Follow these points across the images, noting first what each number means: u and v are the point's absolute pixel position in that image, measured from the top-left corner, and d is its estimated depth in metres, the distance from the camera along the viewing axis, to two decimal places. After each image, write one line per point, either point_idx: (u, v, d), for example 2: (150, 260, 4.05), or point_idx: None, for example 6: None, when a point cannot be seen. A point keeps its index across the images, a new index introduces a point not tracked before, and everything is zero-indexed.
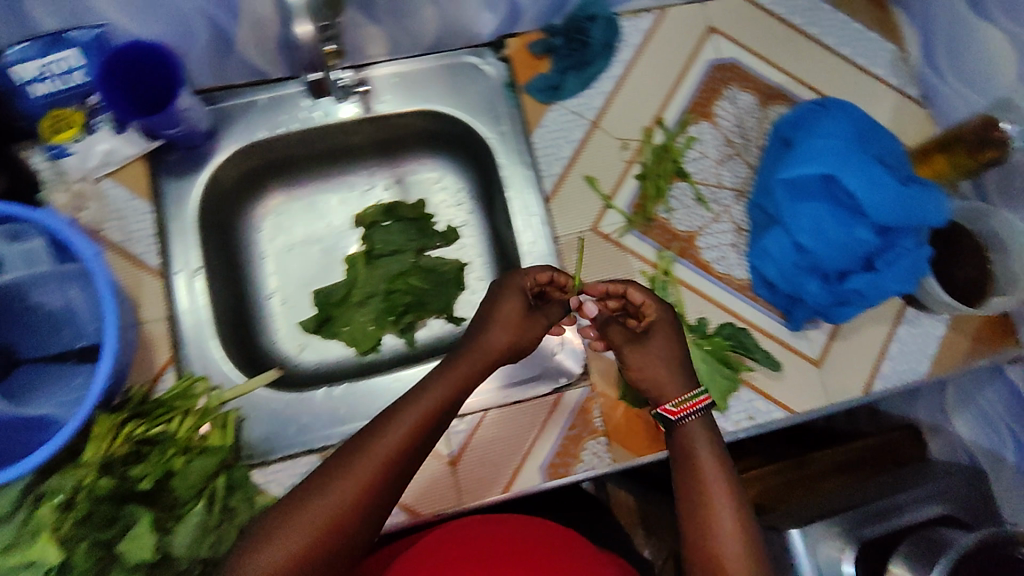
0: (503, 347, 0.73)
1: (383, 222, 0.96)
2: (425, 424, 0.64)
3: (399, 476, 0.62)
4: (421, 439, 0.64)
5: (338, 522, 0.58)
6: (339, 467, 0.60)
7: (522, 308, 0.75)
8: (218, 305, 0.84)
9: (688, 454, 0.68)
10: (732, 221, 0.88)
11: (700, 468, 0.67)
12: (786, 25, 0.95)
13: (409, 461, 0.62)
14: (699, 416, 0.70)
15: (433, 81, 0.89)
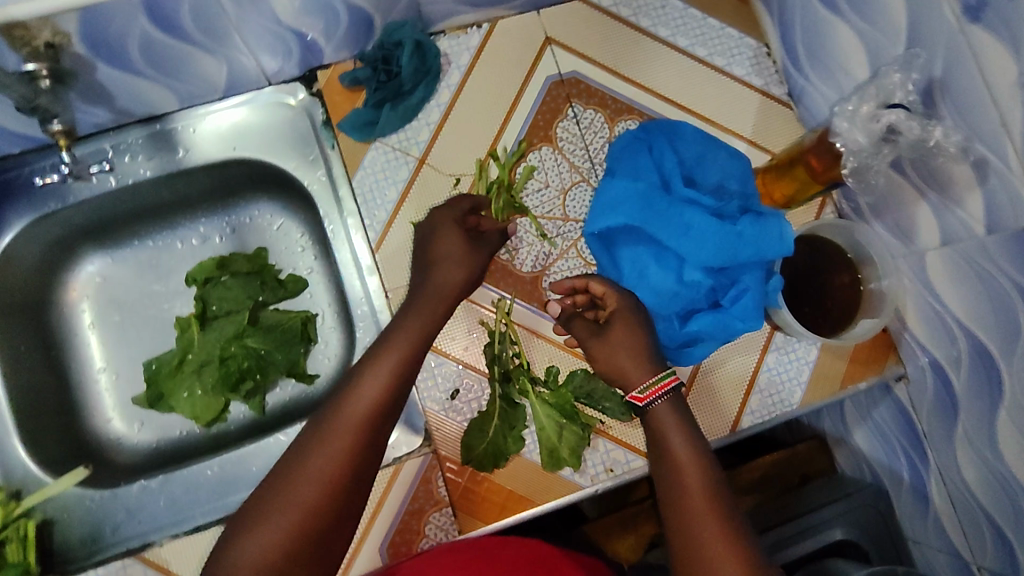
0: (457, 285, 0.71)
1: (219, 278, 0.88)
2: (403, 370, 0.63)
3: (385, 422, 0.60)
4: (399, 386, 0.62)
5: (336, 486, 0.55)
6: (321, 426, 0.58)
7: (463, 241, 0.73)
8: (27, 397, 0.78)
9: (659, 443, 0.63)
10: (580, 256, 0.81)
11: (676, 459, 0.61)
12: (632, 28, 0.86)
13: (396, 407, 0.61)
14: (667, 400, 0.64)
15: (243, 127, 0.82)
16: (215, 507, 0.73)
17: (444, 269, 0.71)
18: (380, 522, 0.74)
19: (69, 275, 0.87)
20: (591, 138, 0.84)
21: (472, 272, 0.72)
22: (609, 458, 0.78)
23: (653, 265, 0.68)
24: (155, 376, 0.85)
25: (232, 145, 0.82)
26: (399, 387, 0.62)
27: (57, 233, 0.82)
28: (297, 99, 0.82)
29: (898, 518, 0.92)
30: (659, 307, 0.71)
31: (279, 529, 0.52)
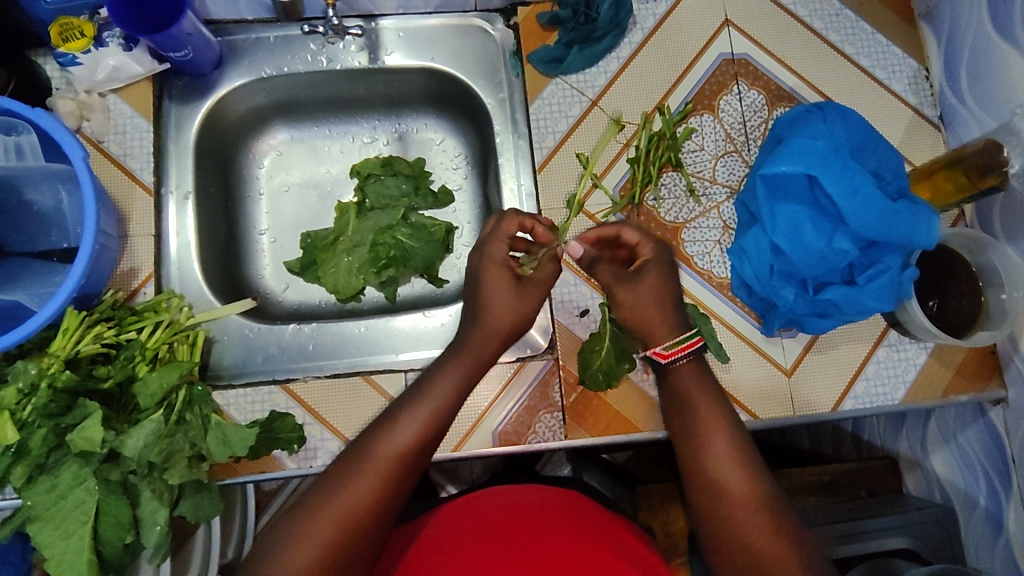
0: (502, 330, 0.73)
1: (379, 175, 0.97)
2: (437, 419, 0.65)
3: (427, 449, 0.64)
4: (432, 434, 0.64)
5: (358, 522, 0.59)
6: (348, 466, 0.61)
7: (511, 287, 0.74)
8: (207, 234, 0.87)
9: (683, 397, 0.68)
10: (720, 218, 0.86)
11: (693, 399, 0.67)
12: (804, 28, 0.93)
13: (422, 457, 0.63)
14: (692, 359, 0.70)
15: (440, 40, 0.91)
16: (357, 361, 0.82)
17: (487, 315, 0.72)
18: (496, 409, 0.81)
19: (256, 141, 0.97)
20: (750, 116, 0.90)
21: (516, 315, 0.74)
22: None
23: (809, 226, 0.73)
24: (311, 246, 0.94)
25: (430, 56, 0.91)
26: (433, 431, 0.65)
27: (261, 99, 0.93)
28: (495, 28, 0.91)
29: (964, 542, 0.96)
30: (802, 268, 0.75)
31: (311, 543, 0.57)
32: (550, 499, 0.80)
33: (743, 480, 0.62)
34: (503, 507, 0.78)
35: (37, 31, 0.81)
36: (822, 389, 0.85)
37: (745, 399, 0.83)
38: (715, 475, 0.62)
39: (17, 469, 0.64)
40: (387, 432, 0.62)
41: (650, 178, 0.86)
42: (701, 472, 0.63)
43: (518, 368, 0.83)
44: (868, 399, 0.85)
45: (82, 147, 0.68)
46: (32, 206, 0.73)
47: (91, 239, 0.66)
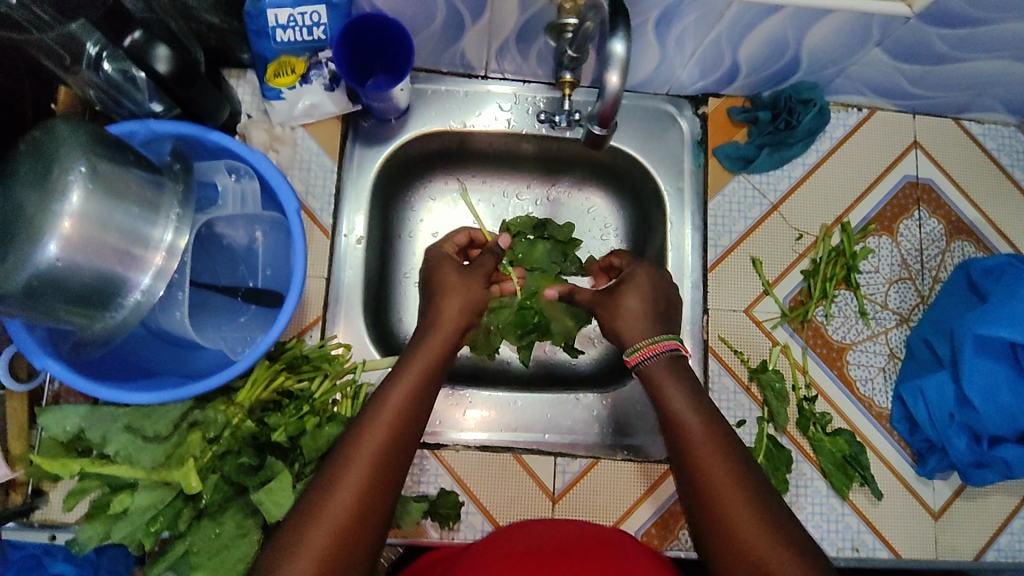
0: (458, 309, 0.74)
1: (529, 235, 0.93)
2: (429, 375, 0.66)
3: (421, 412, 0.64)
4: (417, 405, 0.64)
5: (375, 481, 0.57)
6: (355, 429, 0.60)
7: (457, 268, 0.79)
8: (369, 277, 0.86)
9: (664, 404, 0.65)
10: (888, 345, 0.85)
11: (669, 406, 0.65)
12: (991, 161, 0.92)
13: (421, 415, 0.63)
14: (662, 358, 0.68)
15: (627, 119, 0.90)
16: None
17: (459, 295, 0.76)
18: (642, 507, 0.79)
19: (417, 185, 0.96)
20: (926, 243, 0.88)
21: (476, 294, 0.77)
22: (859, 538, 0.81)
23: (1004, 387, 0.72)
24: None
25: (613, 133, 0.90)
26: (419, 403, 0.65)
27: (434, 148, 0.91)
28: (682, 115, 0.90)
29: None
30: (987, 424, 0.74)
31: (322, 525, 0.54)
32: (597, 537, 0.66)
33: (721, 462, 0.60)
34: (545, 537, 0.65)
35: (244, 57, 0.80)
36: (966, 538, 0.83)
37: (891, 536, 0.81)
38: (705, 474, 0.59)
39: (184, 513, 0.64)
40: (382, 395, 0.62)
41: (825, 294, 0.84)
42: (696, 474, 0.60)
43: (668, 470, 0.81)
44: (1012, 556, 0.83)
45: (295, 198, 0.67)
46: (223, 240, 0.72)
47: (297, 298, 0.65)
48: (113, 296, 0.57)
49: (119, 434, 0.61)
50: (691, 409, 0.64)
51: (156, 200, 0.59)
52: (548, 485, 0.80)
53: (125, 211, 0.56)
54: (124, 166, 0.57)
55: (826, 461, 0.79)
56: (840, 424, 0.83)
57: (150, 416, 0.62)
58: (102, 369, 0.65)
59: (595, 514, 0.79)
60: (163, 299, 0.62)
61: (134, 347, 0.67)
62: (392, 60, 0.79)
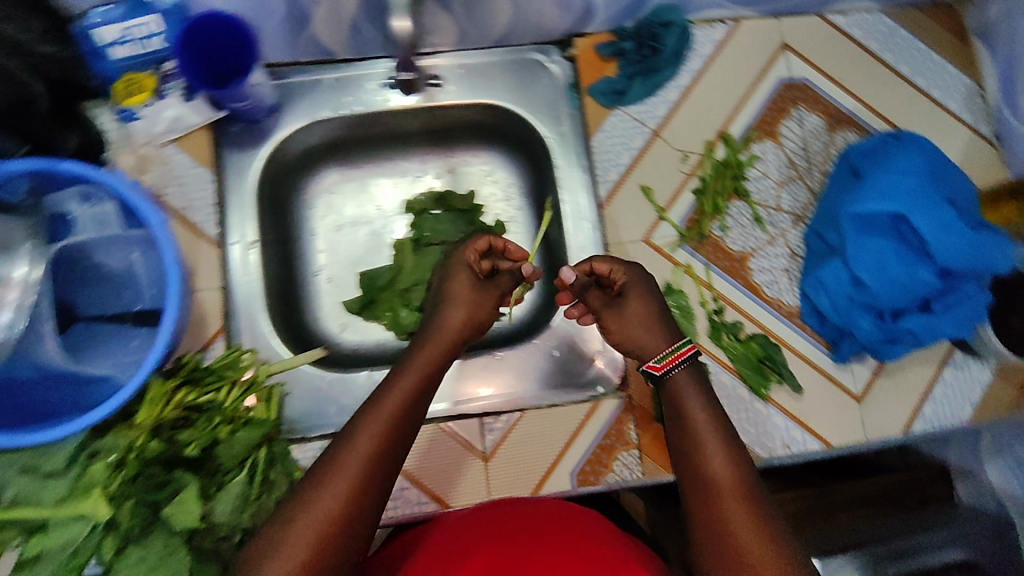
0: (463, 321, 0.78)
1: (432, 211, 0.96)
2: (408, 403, 0.65)
3: (398, 446, 0.62)
4: (401, 429, 0.63)
5: (342, 517, 0.56)
6: (328, 459, 0.59)
7: (470, 284, 0.81)
8: (270, 279, 0.85)
9: (678, 405, 0.69)
10: (787, 246, 0.86)
11: (688, 415, 0.68)
12: (860, 49, 0.93)
13: (399, 445, 0.62)
14: (687, 366, 0.72)
15: (497, 76, 0.90)
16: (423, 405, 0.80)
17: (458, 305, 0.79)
18: (574, 448, 0.80)
19: (307, 181, 0.95)
20: (810, 140, 0.89)
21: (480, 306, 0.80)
22: (787, 434, 0.83)
23: (895, 263, 0.74)
24: (369, 285, 0.92)
25: (488, 91, 0.90)
26: (399, 432, 0.63)
27: (314, 140, 0.91)
28: (552, 61, 0.90)
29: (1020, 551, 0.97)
30: (884, 301, 0.76)
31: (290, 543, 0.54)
32: (565, 515, 0.71)
33: (732, 472, 0.63)
34: (521, 515, 0.71)
35: (93, 84, 0.79)
36: (892, 416, 0.85)
37: (818, 426, 0.83)
38: (710, 475, 0.63)
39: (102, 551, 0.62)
40: (363, 428, 0.60)
41: (717, 208, 0.86)
42: (700, 479, 0.63)
43: (591, 408, 0.82)
44: (938, 422, 0.86)
45: (161, 212, 0.66)
46: (101, 268, 0.71)
47: (174, 308, 0.65)
48: None
49: (15, 478, 0.61)
50: (699, 404, 0.69)
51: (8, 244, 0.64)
52: (478, 446, 0.80)
53: None
54: None
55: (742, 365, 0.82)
56: (754, 330, 0.84)
57: (46, 454, 0.63)
58: None
59: (529, 464, 0.80)
60: (31, 330, 0.63)
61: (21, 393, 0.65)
62: (241, 58, 0.78)
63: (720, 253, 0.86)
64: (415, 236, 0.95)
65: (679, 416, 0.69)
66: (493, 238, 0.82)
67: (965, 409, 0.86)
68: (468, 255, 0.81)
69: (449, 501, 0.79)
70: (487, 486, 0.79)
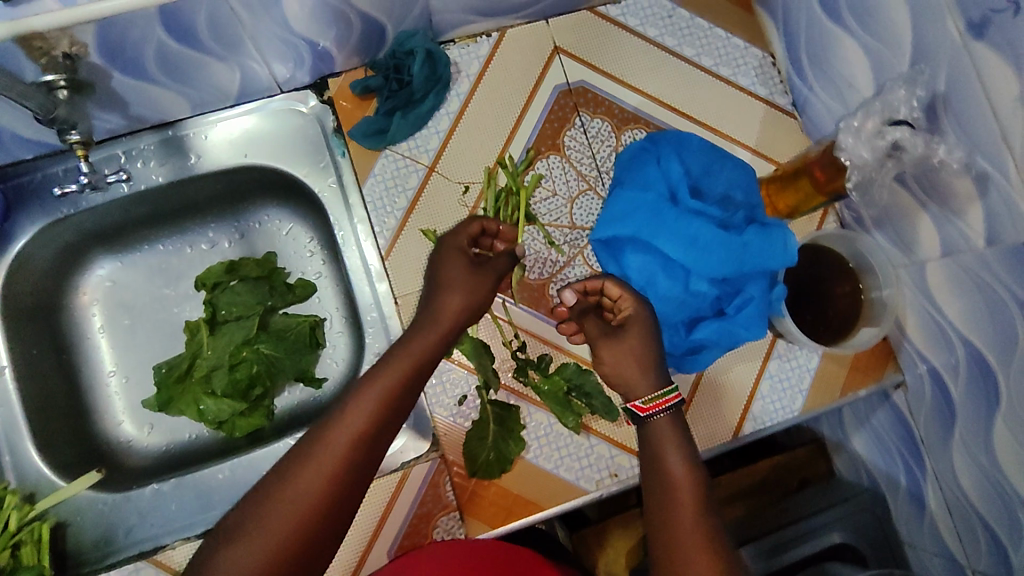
0: (459, 310, 0.67)
1: (227, 283, 0.89)
2: (397, 395, 0.59)
3: (378, 445, 0.57)
4: (373, 437, 0.57)
5: (311, 521, 0.53)
6: (300, 456, 0.55)
7: (466, 266, 0.70)
8: (37, 399, 0.78)
9: (658, 460, 0.61)
10: (587, 265, 0.82)
11: (671, 477, 0.59)
12: (637, 37, 0.87)
13: (377, 446, 0.57)
14: (670, 416, 0.63)
15: (252, 134, 0.83)
16: (217, 509, 0.74)
17: (461, 288, 0.69)
18: (389, 524, 0.75)
19: (79, 279, 0.88)
20: (596, 147, 0.84)
21: (480, 289, 0.69)
22: (613, 463, 0.79)
23: (661, 275, 0.71)
24: (163, 380, 0.86)
25: (243, 152, 0.83)
26: (381, 429, 0.58)
27: (67, 237, 0.83)
28: (309, 107, 0.83)
29: (892, 521, 0.91)
30: (666, 314, 0.73)
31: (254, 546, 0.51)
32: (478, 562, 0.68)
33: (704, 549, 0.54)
34: None
35: None
36: (721, 420, 0.82)
37: None
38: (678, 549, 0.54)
39: None
40: (335, 427, 0.56)
41: None
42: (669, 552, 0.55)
43: (403, 477, 0.76)
44: (770, 416, 0.83)
45: None
46: None
47: None
48: None
49: None
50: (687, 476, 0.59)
51: None
52: None
53: None
54: None
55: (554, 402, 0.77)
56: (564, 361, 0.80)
57: None
58: None
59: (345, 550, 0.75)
60: None
61: None
62: None
63: (518, 284, 0.81)
64: (208, 315, 0.88)
65: (661, 475, 0.59)
66: (486, 222, 0.74)
67: (796, 398, 0.84)
68: (460, 239, 0.72)
69: None
70: None
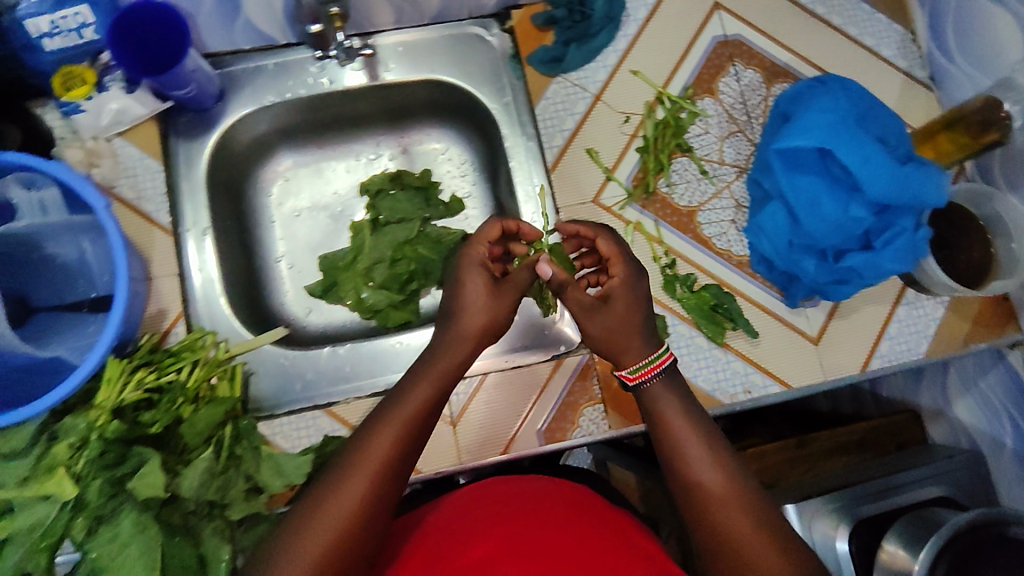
0: (480, 329, 0.74)
1: (389, 190, 0.97)
2: (422, 412, 0.67)
3: (406, 458, 0.64)
4: (393, 465, 0.63)
5: (356, 522, 0.60)
6: (340, 468, 0.62)
7: (486, 285, 0.76)
8: (228, 264, 0.87)
9: (655, 414, 0.71)
10: (733, 197, 0.88)
11: (668, 424, 0.69)
12: (790, 2, 0.95)
13: (406, 458, 0.64)
14: (660, 379, 0.72)
15: (438, 51, 0.92)
16: (387, 377, 0.83)
17: (476, 314, 0.74)
18: (539, 408, 0.83)
19: (263, 169, 0.97)
20: (746, 94, 0.92)
21: (498, 309, 0.75)
22: (748, 380, 0.85)
23: (825, 196, 0.77)
24: (331, 267, 0.94)
25: (428, 68, 0.92)
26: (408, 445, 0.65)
27: (264, 128, 0.92)
28: (491, 34, 0.92)
29: (994, 484, 0.97)
30: (820, 236, 0.79)
31: (312, 549, 0.58)
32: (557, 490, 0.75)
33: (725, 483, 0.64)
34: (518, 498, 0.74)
35: (38, 82, 0.79)
36: (851, 356, 0.87)
37: (778, 369, 0.85)
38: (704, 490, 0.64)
39: (76, 525, 0.65)
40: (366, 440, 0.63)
41: (660, 166, 0.87)
42: (696, 493, 0.65)
43: (555, 367, 0.84)
44: (893, 356, 0.88)
45: (103, 196, 0.67)
46: (55, 258, 0.73)
47: (125, 285, 0.66)
48: None
49: None
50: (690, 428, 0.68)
51: None
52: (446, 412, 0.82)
53: None
54: None
55: (697, 317, 0.84)
56: (707, 281, 0.87)
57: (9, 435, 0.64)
58: None
59: (497, 425, 0.82)
60: None
61: None
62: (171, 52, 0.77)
63: (667, 207, 0.88)
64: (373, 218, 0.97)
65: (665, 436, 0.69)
66: (505, 223, 0.80)
67: (920, 343, 0.89)
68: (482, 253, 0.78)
69: (423, 467, 0.81)
70: (457, 451, 0.81)
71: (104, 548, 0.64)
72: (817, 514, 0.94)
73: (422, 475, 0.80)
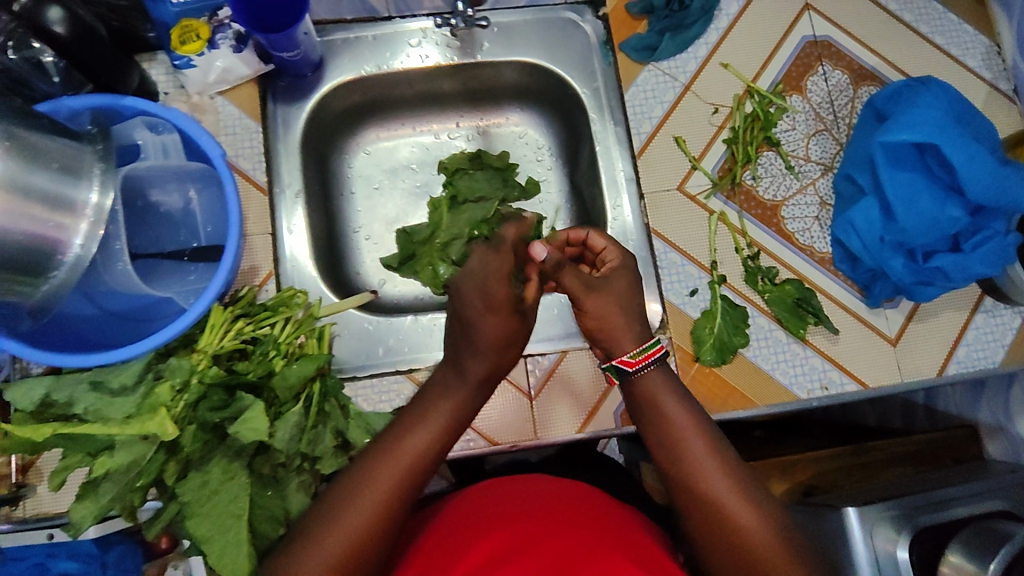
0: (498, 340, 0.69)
1: (468, 169, 0.96)
2: (448, 425, 0.64)
3: (424, 474, 0.61)
4: (410, 481, 0.59)
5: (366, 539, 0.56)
6: (355, 477, 0.59)
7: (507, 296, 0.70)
8: (316, 228, 0.88)
9: (654, 409, 0.67)
10: (817, 194, 0.89)
11: (671, 423, 0.65)
12: (879, 8, 0.96)
13: (424, 473, 0.60)
14: (655, 367, 0.69)
15: (532, 33, 0.93)
16: None
17: (485, 329, 0.69)
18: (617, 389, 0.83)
19: (349, 139, 0.98)
20: (833, 94, 0.92)
21: (508, 323, 0.69)
22: (826, 376, 0.85)
23: (924, 194, 0.78)
24: (408, 241, 0.93)
25: (520, 49, 0.93)
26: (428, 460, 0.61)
27: (355, 99, 0.94)
28: (584, 19, 0.93)
29: None
30: (915, 235, 0.79)
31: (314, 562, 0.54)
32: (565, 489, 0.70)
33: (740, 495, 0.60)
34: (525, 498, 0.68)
35: (151, 37, 0.82)
36: (926, 358, 0.87)
37: (856, 368, 0.85)
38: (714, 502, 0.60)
39: (170, 466, 0.66)
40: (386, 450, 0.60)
41: (748, 158, 0.88)
42: (708, 506, 0.60)
43: None
44: (971, 364, 0.87)
45: (218, 146, 0.69)
46: (160, 207, 0.74)
47: (237, 236, 0.68)
48: (49, 257, 0.59)
49: (86, 393, 0.64)
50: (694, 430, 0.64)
51: (77, 163, 0.61)
52: (524, 386, 0.83)
53: (46, 171, 0.58)
54: (32, 129, 0.59)
55: (779, 311, 0.84)
56: (788, 275, 0.87)
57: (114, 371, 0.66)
58: (57, 342, 0.67)
59: (575, 403, 0.83)
60: (102, 254, 0.66)
61: (79, 321, 0.69)
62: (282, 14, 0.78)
63: (751, 198, 0.89)
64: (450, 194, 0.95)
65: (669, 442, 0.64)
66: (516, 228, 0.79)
67: (998, 351, 0.88)
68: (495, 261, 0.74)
69: (499, 439, 0.81)
70: (533, 426, 0.82)
71: (197, 489, 0.64)
72: (878, 522, 0.72)
73: (498, 447, 0.81)
